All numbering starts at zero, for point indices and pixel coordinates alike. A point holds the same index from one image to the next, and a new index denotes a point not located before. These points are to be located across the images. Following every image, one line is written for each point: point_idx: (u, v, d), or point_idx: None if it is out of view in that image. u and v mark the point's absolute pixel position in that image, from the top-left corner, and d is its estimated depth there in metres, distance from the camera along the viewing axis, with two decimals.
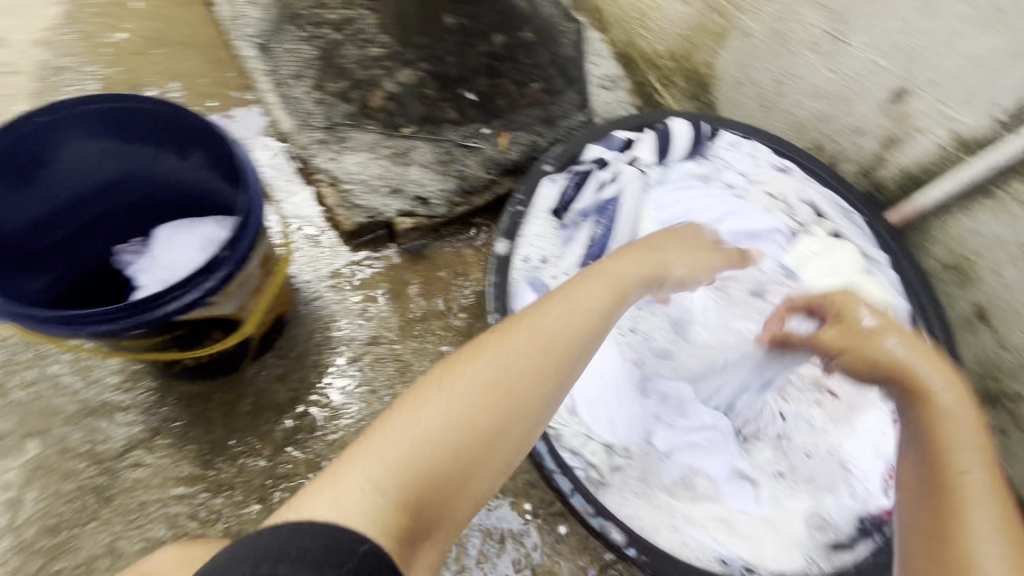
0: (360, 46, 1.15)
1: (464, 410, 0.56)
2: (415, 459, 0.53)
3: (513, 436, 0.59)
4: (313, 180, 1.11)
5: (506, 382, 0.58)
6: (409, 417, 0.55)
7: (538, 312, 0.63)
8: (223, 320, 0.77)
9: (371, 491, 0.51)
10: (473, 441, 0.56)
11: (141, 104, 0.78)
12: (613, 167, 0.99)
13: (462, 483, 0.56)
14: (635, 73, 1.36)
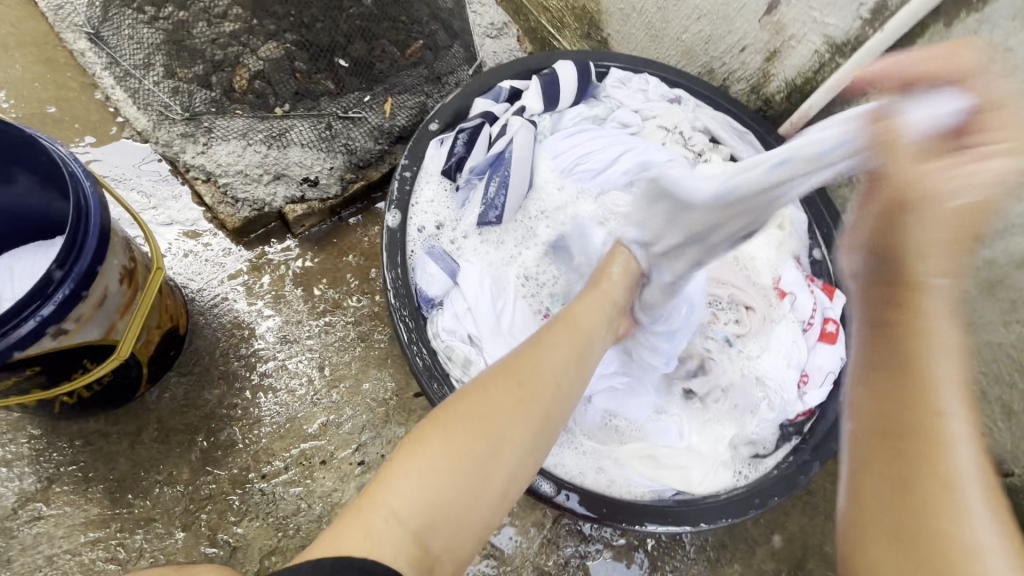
0: (211, 23, 1.03)
1: (476, 438, 0.55)
2: (434, 490, 0.51)
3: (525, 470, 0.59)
4: (186, 178, 1.01)
5: (516, 414, 0.58)
6: (428, 451, 0.53)
7: (545, 345, 0.65)
8: (91, 348, 0.69)
9: (389, 521, 0.49)
10: (486, 470, 0.55)
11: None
12: (501, 121, 0.95)
13: (474, 509, 0.53)
14: (526, 18, 1.30)
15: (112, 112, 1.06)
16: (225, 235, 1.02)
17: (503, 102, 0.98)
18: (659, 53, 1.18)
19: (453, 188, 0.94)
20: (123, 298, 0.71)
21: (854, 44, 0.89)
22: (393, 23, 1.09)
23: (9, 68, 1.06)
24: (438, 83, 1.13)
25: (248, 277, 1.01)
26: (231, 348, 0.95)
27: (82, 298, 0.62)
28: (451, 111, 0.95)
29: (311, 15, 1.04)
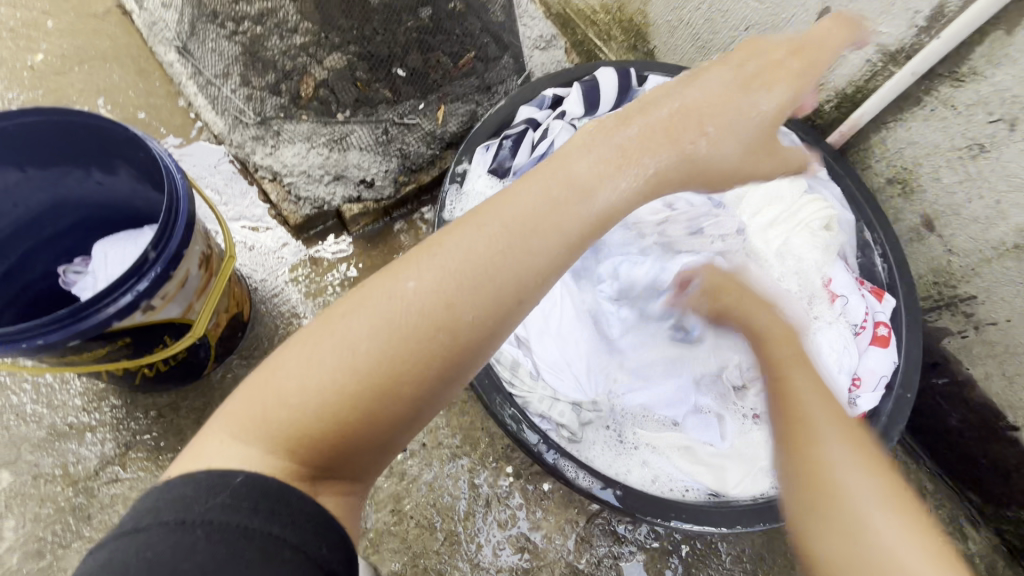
0: (284, 36, 1.10)
1: (358, 354, 0.47)
2: (313, 397, 0.46)
3: (430, 367, 0.48)
4: (255, 178, 1.10)
5: (400, 334, 0.47)
6: (306, 351, 0.47)
7: (440, 269, 0.49)
8: (172, 324, 0.77)
9: (258, 428, 0.46)
10: (373, 387, 0.46)
11: (23, 117, 0.71)
12: (543, 126, 0.98)
13: (362, 424, 0.46)
14: (573, 31, 1.35)
15: (193, 117, 1.17)
16: (287, 229, 1.10)
17: (547, 109, 1.01)
18: (705, 64, 1.19)
19: (503, 186, 0.97)
20: (200, 281, 0.78)
21: (909, 52, 0.88)
22: (447, 35, 1.15)
23: (107, 77, 1.19)
24: (488, 92, 1.19)
25: (306, 270, 1.08)
26: (289, 336, 1.02)
27: (168, 278, 0.69)
28: (497, 118, 0.98)
29: (371, 28, 1.10)
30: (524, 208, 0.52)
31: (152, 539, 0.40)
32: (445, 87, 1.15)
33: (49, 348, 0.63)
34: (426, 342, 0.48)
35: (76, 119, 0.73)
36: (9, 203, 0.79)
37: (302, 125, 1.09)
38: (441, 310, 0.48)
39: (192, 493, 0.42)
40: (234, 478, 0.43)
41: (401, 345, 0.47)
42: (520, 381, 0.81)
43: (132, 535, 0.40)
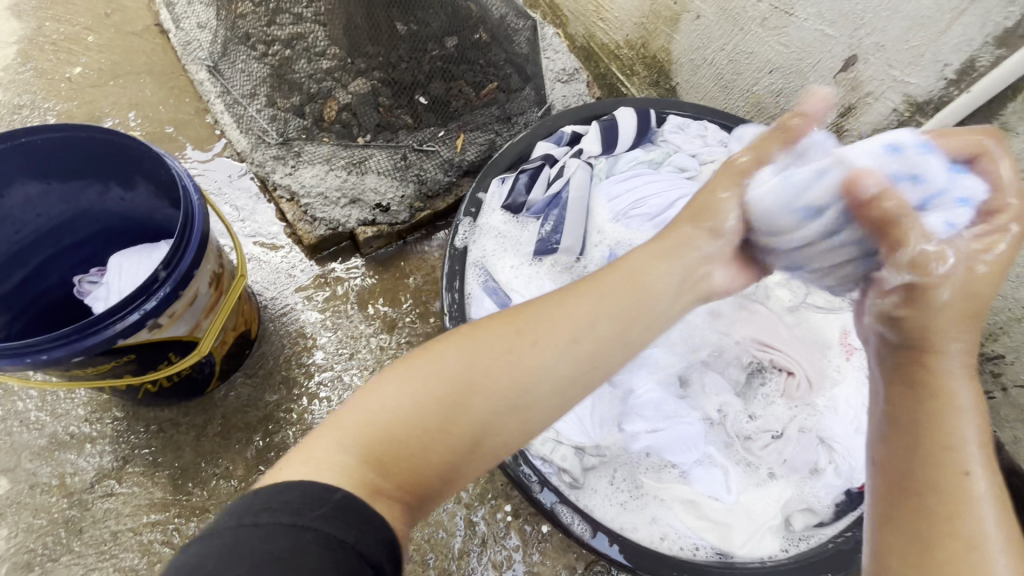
0: (311, 60, 1.11)
1: (440, 388, 0.49)
2: (396, 424, 0.47)
3: (508, 403, 0.50)
4: (273, 196, 1.11)
5: (482, 362, 0.50)
6: (393, 384, 0.49)
7: (521, 324, 0.53)
8: (178, 342, 0.77)
9: (334, 452, 0.45)
10: (450, 412, 0.48)
11: (51, 133, 0.73)
12: (560, 162, 0.96)
13: (439, 452, 0.48)
14: (596, 65, 1.36)
15: (217, 133, 1.20)
16: (301, 249, 1.10)
17: (564, 145, 0.99)
18: (727, 103, 1.19)
19: (516, 221, 0.94)
20: (209, 299, 0.78)
21: (937, 104, 0.86)
22: (471, 65, 1.16)
23: (139, 91, 1.22)
24: (508, 122, 1.21)
25: (315, 291, 1.08)
26: (295, 355, 1.02)
27: (176, 298, 0.69)
28: (515, 152, 0.97)
29: (397, 54, 1.07)
30: (587, 291, 0.56)
31: (264, 537, 0.38)
32: (467, 117, 1.17)
33: (53, 363, 0.64)
34: (503, 374, 0.50)
35: (104, 136, 0.74)
36: (31, 214, 0.80)
37: (324, 148, 1.11)
38: (525, 342, 0.52)
39: (300, 499, 0.41)
40: (335, 494, 0.42)
41: (482, 374, 0.50)
42: None
43: (245, 530, 0.38)
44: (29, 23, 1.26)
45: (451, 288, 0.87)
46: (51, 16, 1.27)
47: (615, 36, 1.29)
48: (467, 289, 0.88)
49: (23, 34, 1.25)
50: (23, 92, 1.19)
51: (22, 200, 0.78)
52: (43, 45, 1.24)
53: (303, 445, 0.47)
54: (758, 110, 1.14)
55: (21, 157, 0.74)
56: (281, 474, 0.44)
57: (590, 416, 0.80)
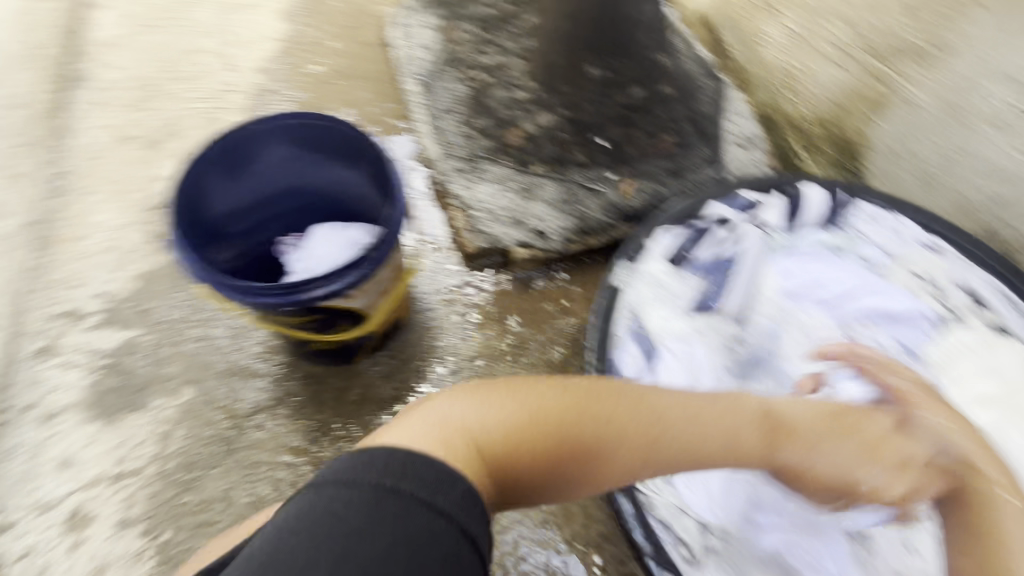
0: (508, 89, 1.25)
1: (542, 418, 0.53)
2: (500, 438, 0.51)
3: (604, 461, 0.55)
4: (446, 202, 1.22)
5: (602, 417, 0.55)
6: (483, 400, 0.54)
7: (632, 397, 0.58)
8: (353, 313, 0.88)
9: (448, 433, 0.50)
10: (559, 450, 0.53)
11: (316, 120, 0.90)
12: (734, 226, 0.93)
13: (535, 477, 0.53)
14: (776, 135, 1.33)
15: (410, 135, 1.34)
16: (460, 255, 1.19)
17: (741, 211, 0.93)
18: (924, 200, 1.09)
19: (677, 275, 0.91)
20: (386, 283, 0.88)
21: None
22: (653, 117, 1.23)
23: (359, 92, 1.42)
24: (678, 177, 1.21)
25: (460, 294, 1.16)
26: (433, 348, 1.10)
27: (366, 277, 0.80)
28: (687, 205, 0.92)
29: (583, 97, 1.22)
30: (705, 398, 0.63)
31: (391, 515, 0.42)
32: (639, 165, 1.20)
33: (270, 307, 0.77)
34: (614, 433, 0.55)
35: (350, 133, 0.90)
36: (271, 179, 0.97)
37: (502, 169, 1.20)
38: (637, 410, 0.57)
39: (431, 479, 0.45)
40: (460, 485, 0.45)
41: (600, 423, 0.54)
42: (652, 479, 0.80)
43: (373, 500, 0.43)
44: (290, 23, 1.52)
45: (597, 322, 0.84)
46: (308, 20, 1.53)
47: (806, 110, 1.25)
48: (612, 329, 0.85)
49: (285, 31, 1.51)
50: (274, 77, 1.44)
51: (276, 160, 0.95)
52: (297, 42, 1.49)
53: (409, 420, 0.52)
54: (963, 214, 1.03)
55: (286, 133, 0.92)
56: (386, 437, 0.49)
57: (718, 495, 0.82)
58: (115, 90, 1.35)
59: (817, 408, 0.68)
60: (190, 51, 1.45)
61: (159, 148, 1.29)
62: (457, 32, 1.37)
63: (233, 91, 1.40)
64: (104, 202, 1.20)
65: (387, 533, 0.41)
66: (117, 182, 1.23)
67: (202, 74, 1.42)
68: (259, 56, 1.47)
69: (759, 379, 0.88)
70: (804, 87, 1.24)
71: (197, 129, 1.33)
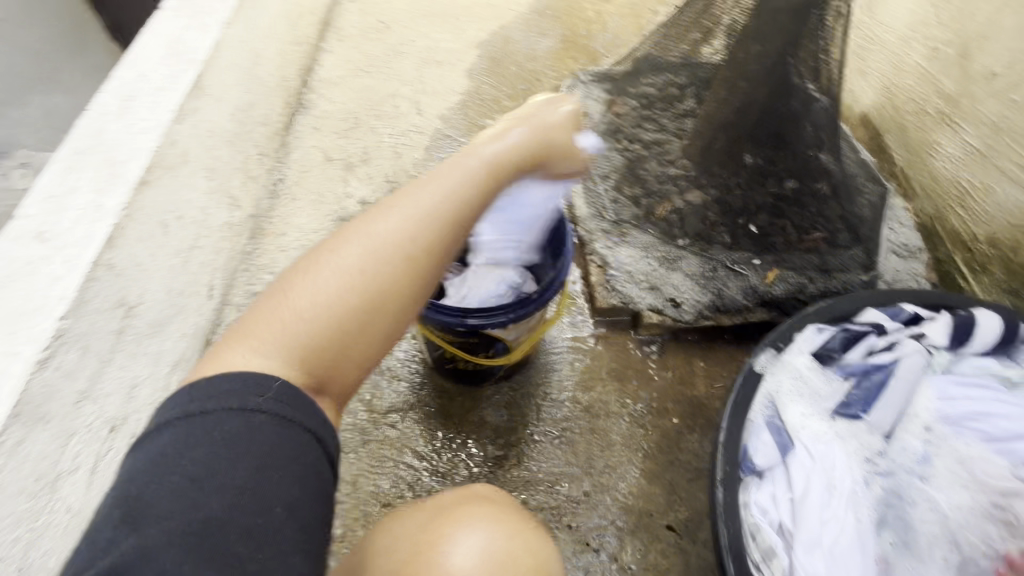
0: (662, 163, 1.32)
1: (367, 294, 0.63)
2: (297, 331, 0.61)
3: (382, 317, 0.64)
4: (585, 258, 1.30)
5: (348, 276, 0.63)
6: (298, 289, 0.62)
7: (392, 211, 0.67)
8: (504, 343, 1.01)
9: (252, 357, 0.58)
10: (331, 318, 0.62)
11: None
12: (891, 336, 0.91)
13: (349, 347, 0.63)
14: (937, 248, 1.28)
15: None
16: (590, 308, 1.25)
17: (899, 322, 0.92)
18: None
19: (823, 372, 0.89)
20: (535, 322, 1.01)
21: None
22: (806, 210, 1.23)
23: None
24: (823, 273, 1.21)
25: (584, 343, 1.21)
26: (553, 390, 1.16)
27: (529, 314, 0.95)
28: (845, 307, 0.93)
29: (737, 182, 1.23)
30: (447, 176, 0.70)
31: (230, 432, 0.52)
32: (784, 257, 1.22)
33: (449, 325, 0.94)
34: (400, 268, 0.65)
35: None
36: None
37: (647, 237, 1.28)
38: (414, 251, 0.66)
39: (243, 387, 0.54)
40: (273, 385, 0.56)
41: (366, 261, 0.63)
42: (770, 571, 0.75)
43: (193, 419, 0.52)
44: (472, 78, 1.74)
45: (732, 400, 0.85)
46: (488, 78, 1.74)
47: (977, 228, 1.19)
48: (746, 410, 0.84)
49: (466, 85, 1.73)
50: (451, 122, 1.65)
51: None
52: (475, 96, 1.71)
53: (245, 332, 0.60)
54: None
55: None
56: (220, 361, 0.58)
57: None
58: (326, 116, 1.62)
59: (474, 170, 0.72)
60: (387, 90, 1.71)
61: (351, 169, 1.52)
62: (620, 105, 1.45)
63: (417, 132, 1.63)
64: (302, 206, 1.44)
65: (212, 437, 0.52)
66: (314, 192, 1.46)
67: (393, 112, 1.66)
68: (442, 103, 1.69)
69: (904, 498, 0.82)
70: (974, 202, 1.19)
71: (383, 158, 1.55)
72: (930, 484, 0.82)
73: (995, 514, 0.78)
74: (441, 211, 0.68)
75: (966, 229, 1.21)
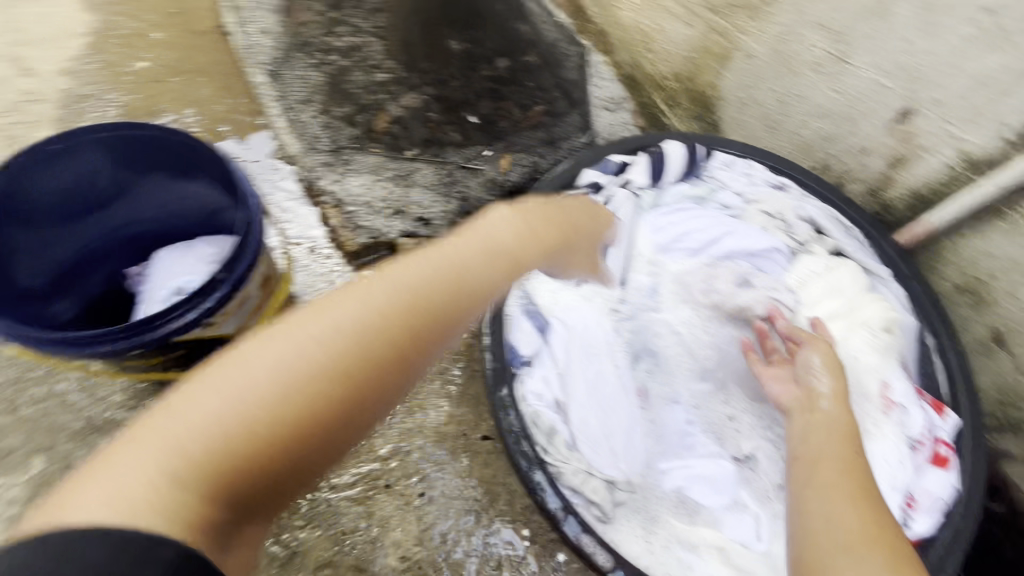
0: (367, 72, 1.18)
1: (307, 407, 0.49)
2: (207, 457, 0.46)
3: (337, 431, 0.51)
4: (317, 202, 1.13)
5: (305, 390, 0.49)
6: (211, 408, 0.46)
7: (357, 300, 0.52)
8: (223, 341, 0.78)
9: (147, 483, 0.44)
10: (274, 435, 0.47)
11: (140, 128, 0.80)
12: (606, 190, 0.96)
13: (298, 469, 0.49)
14: (641, 93, 1.37)
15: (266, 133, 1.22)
16: (341, 255, 1.11)
17: (611, 174, 0.97)
18: (773, 143, 1.19)
19: None
20: (258, 300, 0.81)
21: (994, 164, 0.85)
22: (520, 87, 1.22)
23: (196, 90, 1.26)
24: (552, 146, 1.21)
25: None
26: None
27: (229, 299, 0.71)
28: (564, 175, 0.96)
29: (450, 75, 1.18)
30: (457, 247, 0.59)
31: None
32: (514, 139, 1.19)
33: (113, 355, 0.66)
34: (377, 368, 0.51)
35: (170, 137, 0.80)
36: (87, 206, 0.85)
37: (373, 156, 1.13)
38: (366, 355, 0.51)
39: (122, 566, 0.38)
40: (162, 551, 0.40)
41: (321, 357, 0.49)
42: (555, 448, 0.78)
43: None
44: (99, 15, 1.31)
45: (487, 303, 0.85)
46: (122, 10, 1.32)
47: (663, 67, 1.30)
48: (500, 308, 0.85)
49: (93, 25, 1.29)
50: (90, 80, 1.24)
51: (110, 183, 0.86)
52: (111, 37, 1.29)
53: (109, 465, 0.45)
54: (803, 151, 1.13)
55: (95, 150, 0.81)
56: (78, 499, 0.44)
57: (623, 450, 0.80)
58: None
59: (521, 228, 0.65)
60: None
61: None
62: (303, 18, 1.25)
63: (43, 106, 1.20)
64: None
65: None
66: None
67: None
68: (65, 57, 1.25)
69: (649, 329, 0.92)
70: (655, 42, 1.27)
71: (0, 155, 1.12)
72: (662, 307, 0.93)
73: (710, 315, 0.93)
74: (422, 287, 0.55)
75: (654, 71, 1.31)
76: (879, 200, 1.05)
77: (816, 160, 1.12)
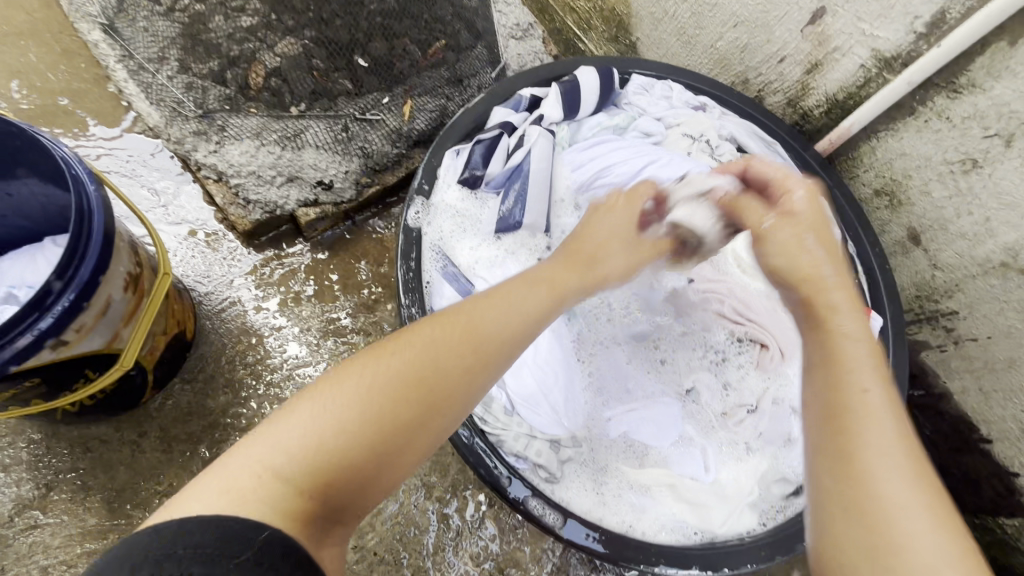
0: (228, 14, 0.92)
1: (395, 415, 0.48)
2: (306, 460, 0.44)
3: (425, 434, 0.49)
4: (198, 177, 0.99)
5: (390, 393, 0.48)
6: (300, 422, 0.45)
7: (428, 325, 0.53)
8: (95, 356, 0.67)
9: (254, 479, 0.43)
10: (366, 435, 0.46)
11: None
12: (520, 130, 0.88)
13: (377, 474, 0.47)
14: (551, 18, 1.26)
15: (124, 104, 1.04)
16: (236, 236, 1.00)
17: (523, 112, 0.90)
18: (690, 60, 1.12)
19: (474, 197, 0.87)
20: (128, 305, 0.69)
21: (905, 59, 0.82)
22: (416, 19, 0.97)
23: (20, 57, 1.03)
24: (459, 86, 1.08)
25: (258, 280, 0.98)
26: (238, 355, 0.92)
27: (87, 306, 0.60)
28: (470, 119, 0.87)
29: (330, 9, 0.90)
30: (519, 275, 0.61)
31: None
32: (417, 84, 1.02)
33: None
34: (458, 373, 0.51)
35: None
36: None
37: (253, 120, 0.97)
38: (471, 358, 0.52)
39: (211, 544, 0.36)
40: (259, 535, 0.38)
41: (400, 366, 0.49)
42: (494, 416, 0.76)
43: None
44: None
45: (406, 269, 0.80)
46: None
47: None
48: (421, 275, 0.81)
49: None
50: None
51: None
52: None
53: (225, 459, 0.44)
54: (722, 65, 1.08)
55: None
56: (186, 506, 0.41)
57: (565, 408, 0.78)
58: None
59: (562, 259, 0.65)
60: None
61: None
62: None
63: None
64: None
65: None
66: None
67: None
68: None
69: None
70: None
71: None
72: None
73: None
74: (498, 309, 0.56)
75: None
76: (798, 109, 1.02)
77: (736, 74, 1.07)
